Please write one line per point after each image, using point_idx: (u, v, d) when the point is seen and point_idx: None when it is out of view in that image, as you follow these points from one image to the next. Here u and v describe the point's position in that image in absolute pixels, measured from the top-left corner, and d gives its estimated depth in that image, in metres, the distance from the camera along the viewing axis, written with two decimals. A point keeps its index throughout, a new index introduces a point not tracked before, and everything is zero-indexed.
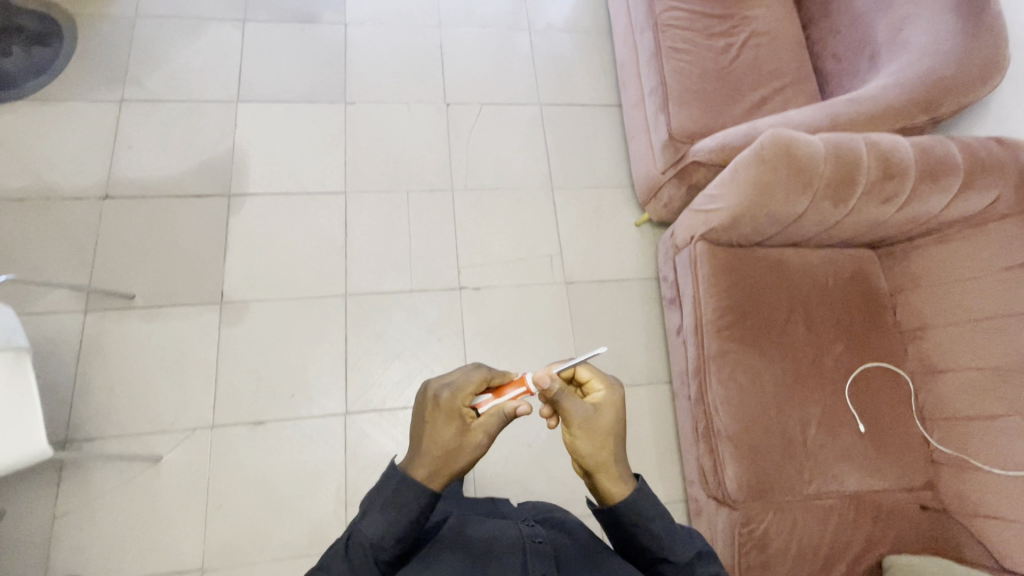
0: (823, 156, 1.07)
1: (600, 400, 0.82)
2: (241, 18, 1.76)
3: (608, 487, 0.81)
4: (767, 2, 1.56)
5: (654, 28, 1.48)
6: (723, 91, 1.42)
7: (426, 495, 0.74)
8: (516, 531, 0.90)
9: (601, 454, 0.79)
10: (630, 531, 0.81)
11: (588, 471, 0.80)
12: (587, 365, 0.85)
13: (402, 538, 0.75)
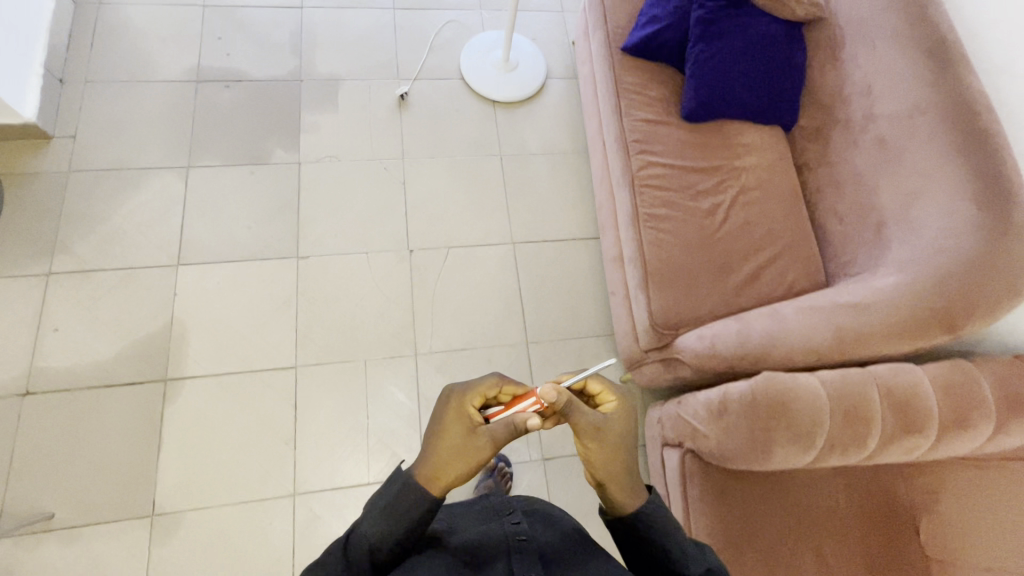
0: (826, 409, 0.90)
1: (615, 409, 0.84)
2: (185, 164, 1.62)
3: (624, 495, 0.80)
4: (758, 146, 1.40)
5: (631, 188, 1.33)
6: (710, 264, 1.26)
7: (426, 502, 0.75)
8: (496, 533, 0.85)
9: (615, 465, 0.79)
10: (642, 545, 0.81)
11: (602, 482, 0.80)
12: (596, 377, 0.88)
13: (398, 540, 0.76)
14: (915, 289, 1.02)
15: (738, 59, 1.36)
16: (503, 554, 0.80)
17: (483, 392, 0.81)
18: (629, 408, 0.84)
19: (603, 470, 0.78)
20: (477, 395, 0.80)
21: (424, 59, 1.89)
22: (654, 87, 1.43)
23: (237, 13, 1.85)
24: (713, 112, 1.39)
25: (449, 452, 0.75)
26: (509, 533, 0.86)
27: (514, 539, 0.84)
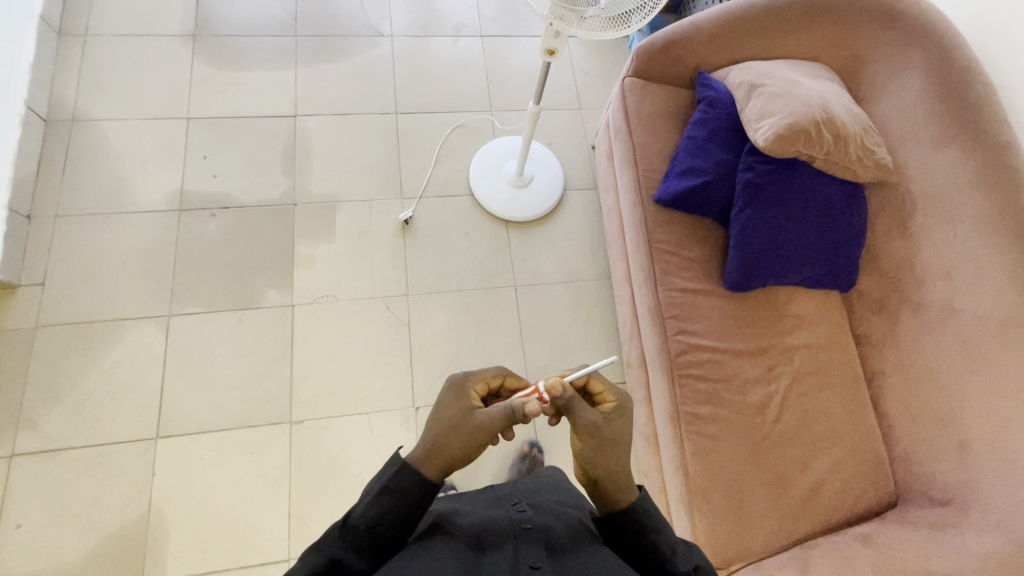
0: None
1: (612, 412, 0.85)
2: (166, 313, 1.46)
3: (618, 489, 0.82)
4: (811, 318, 1.23)
5: (669, 376, 1.16)
6: (763, 479, 1.09)
7: (418, 482, 0.77)
8: (502, 522, 0.83)
9: (609, 461, 0.81)
10: (631, 543, 0.82)
11: (599, 476, 0.82)
12: (597, 376, 0.88)
13: (395, 520, 0.76)
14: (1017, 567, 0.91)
15: (792, 223, 1.18)
16: (510, 543, 0.78)
17: (487, 380, 0.88)
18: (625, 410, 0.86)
19: (599, 464, 0.81)
20: (480, 382, 0.87)
21: (429, 173, 1.73)
22: (694, 246, 1.26)
23: (224, 126, 1.69)
24: (761, 279, 1.20)
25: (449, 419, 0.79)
26: (515, 520, 0.84)
27: (520, 526, 0.82)
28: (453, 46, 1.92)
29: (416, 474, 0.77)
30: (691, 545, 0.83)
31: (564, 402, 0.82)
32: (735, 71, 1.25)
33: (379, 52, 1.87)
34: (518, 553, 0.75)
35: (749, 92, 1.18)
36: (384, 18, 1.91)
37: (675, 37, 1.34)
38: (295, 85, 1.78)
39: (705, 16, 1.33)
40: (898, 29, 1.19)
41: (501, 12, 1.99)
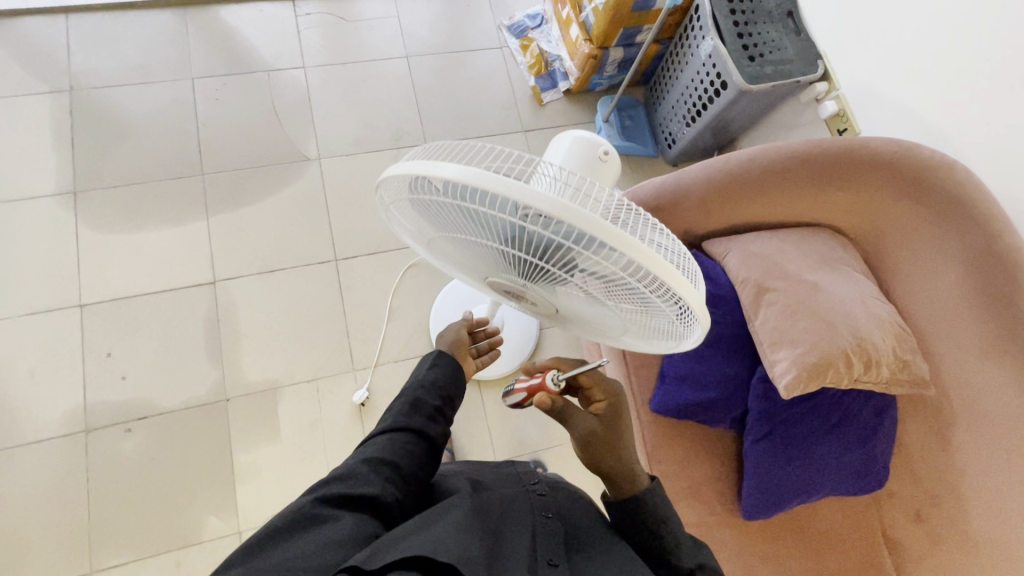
0: None
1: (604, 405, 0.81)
2: (85, 571, 1.22)
3: (622, 479, 0.78)
4: (841, 538, 1.07)
5: None
6: None
7: (448, 358, 0.95)
8: (521, 503, 0.76)
9: (608, 456, 0.78)
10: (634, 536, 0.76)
11: (602, 472, 0.79)
12: (589, 371, 0.81)
13: (450, 383, 0.91)
14: None
15: (814, 446, 1.00)
16: (529, 530, 0.70)
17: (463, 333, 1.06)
18: (619, 398, 0.82)
19: (597, 459, 0.78)
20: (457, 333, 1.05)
21: (382, 332, 1.49)
22: (701, 464, 1.07)
23: (128, 309, 1.41)
24: (783, 507, 1.00)
25: (450, 327, 1.03)
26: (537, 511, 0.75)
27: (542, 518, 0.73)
28: (393, 160, 1.63)
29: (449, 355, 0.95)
30: (702, 543, 0.77)
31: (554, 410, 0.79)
32: (736, 257, 1.04)
33: (305, 182, 1.58)
34: (535, 542, 0.69)
35: (757, 298, 0.98)
36: (307, 136, 1.62)
37: (658, 203, 1.10)
38: (208, 241, 1.49)
39: (693, 176, 1.09)
40: (929, 203, 0.99)
41: (445, 110, 1.71)
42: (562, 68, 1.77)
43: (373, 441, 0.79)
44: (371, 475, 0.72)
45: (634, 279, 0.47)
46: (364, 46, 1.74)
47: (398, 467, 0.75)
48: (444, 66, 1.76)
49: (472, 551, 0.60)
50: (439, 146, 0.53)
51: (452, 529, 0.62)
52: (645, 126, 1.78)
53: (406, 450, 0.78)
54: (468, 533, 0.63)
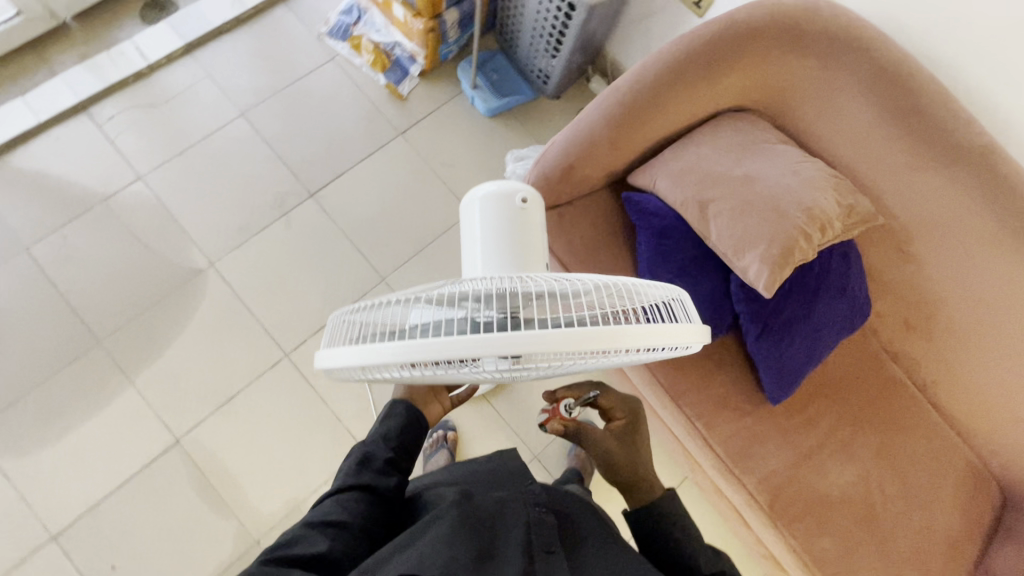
0: None
1: (622, 422, 0.80)
2: None
3: (637, 485, 0.76)
4: (856, 373, 1.15)
5: (776, 523, 1.06)
6: (906, 564, 1.06)
7: (401, 414, 0.77)
8: (518, 502, 0.69)
9: (626, 470, 0.76)
10: (656, 540, 0.73)
11: (620, 485, 0.78)
12: (603, 391, 0.78)
13: (410, 436, 0.77)
14: None
15: (806, 315, 1.04)
16: (524, 521, 0.64)
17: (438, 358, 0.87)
18: (636, 413, 0.81)
19: (614, 473, 0.77)
20: None
21: (370, 399, 1.42)
22: (718, 376, 1.11)
23: (106, 514, 1.28)
24: (801, 377, 1.05)
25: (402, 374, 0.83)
26: (533, 502, 0.69)
27: (539, 510, 0.68)
28: (287, 228, 1.49)
29: (403, 408, 0.78)
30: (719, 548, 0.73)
31: (572, 434, 0.76)
32: (666, 181, 1.03)
33: (212, 295, 1.43)
34: (527, 534, 0.62)
35: (703, 213, 0.98)
36: (187, 247, 1.45)
37: (573, 162, 1.06)
38: (147, 403, 1.35)
39: (591, 120, 1.05)
40: (812, 51, 1.00)
41: (313, 151, 1.56)
42: (405, 51, 1.62)
43: (322, 498, 0.70)
44: (321, 537, 0.63)
45: (615, 354, 0.50)
46: (194, 124, 1.54)
47: (352, 525, 0.66)
48: (288, 105, 1.59)
49: (458, 560, 0.55)
50: (374, 314, 0.55)
51: (435, 548, 0.56)
52: (513, 72, 1.68)
53: (361, 505, 0.69)
54: (455, 541, 0.57)
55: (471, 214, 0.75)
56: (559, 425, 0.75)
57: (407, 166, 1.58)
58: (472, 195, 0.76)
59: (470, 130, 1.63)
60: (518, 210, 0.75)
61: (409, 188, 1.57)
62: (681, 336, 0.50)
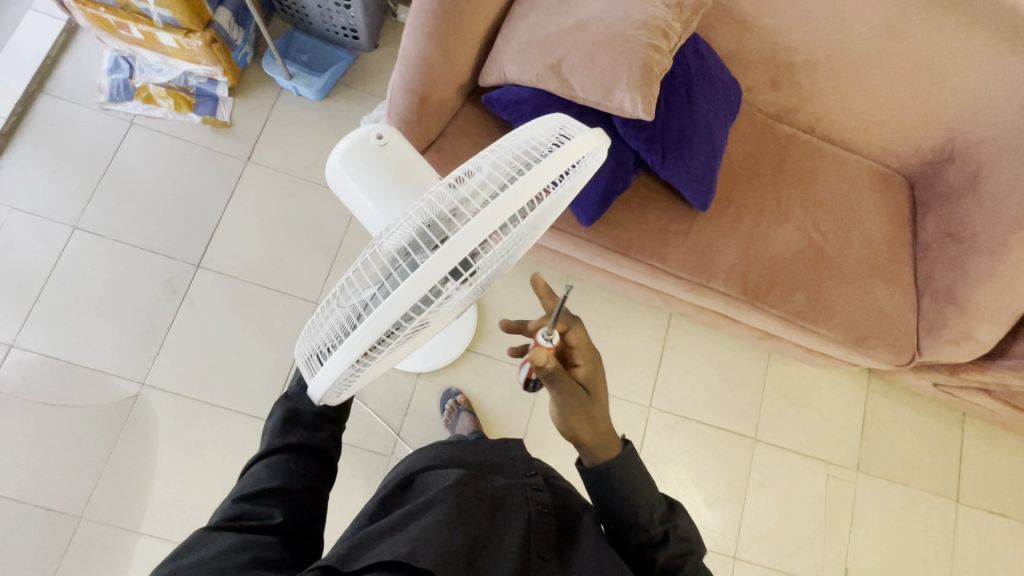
0: None
1: (586, 372, 0.73)
2: None
3: (596, 447, 0.74)
4: (754, 146, 1.24)
5: (754, 302, 1.17)
6: (864, 274, 1.20)
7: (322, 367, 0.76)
8: (521, 490, 0.72)
9: (581, 426, 0.72)
10: (615, 503, 0.73)
11: (574, 439, 0.74)
12: (575, 327, 0.71)
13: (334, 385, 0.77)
14: (1010, 142, 1.13)
15: (694, 120, 1.08)
16: (522, 517, 0.66)
17: None
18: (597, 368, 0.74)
19: (573, 426, 0.72)
20: None
21: (371, 413, 1.40)
22: (649, 213, 1.16)
23: None
24: (713, 177, 1.11)
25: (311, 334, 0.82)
26: (533, 496, 0.72)
27: (538, 506, 0.70)
28: (194, 307, 1.39)
29: None
30: (680, 517, 0.74)
31: (547, 372, 0.68)
32: (513, 65, 1.01)
33: (161, 412, 1.32)
34: (526, 531, 0.65)
35: (561, 76, 0.98)
36: (105, 382, 1.32)
37: (423, 91, 1.04)
38: (165, 545, 1.25)
39: (414, 44, 1.00)
40: None
41: (171, 223, 1.43)
42: (201, 77, 1.47)
43: (251, 465, 0.70)
44: (259, 503, 0.64)
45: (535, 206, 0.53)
46: (30, 264, 1.36)
47: (289, 486, 0.67)
48: (116, 193, 1.43)
49: (455, 547, 0.58)
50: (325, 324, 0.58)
51: (430, 532, 0.58)
52: (319, 44, 1.56)
53: (295, 467, 0.69)
54: (456, 529, 0.59)
55: (341, 184, 0.71)
56: (543, 359, 0.67)
57: (273, 186, 1.48)
58: (331, 164, 0.71)
59: (311, 120, 1.53)
60: (377, 148, 0.70)
61: (287, 207, 1.48)
62: (583, 143, 0.53)
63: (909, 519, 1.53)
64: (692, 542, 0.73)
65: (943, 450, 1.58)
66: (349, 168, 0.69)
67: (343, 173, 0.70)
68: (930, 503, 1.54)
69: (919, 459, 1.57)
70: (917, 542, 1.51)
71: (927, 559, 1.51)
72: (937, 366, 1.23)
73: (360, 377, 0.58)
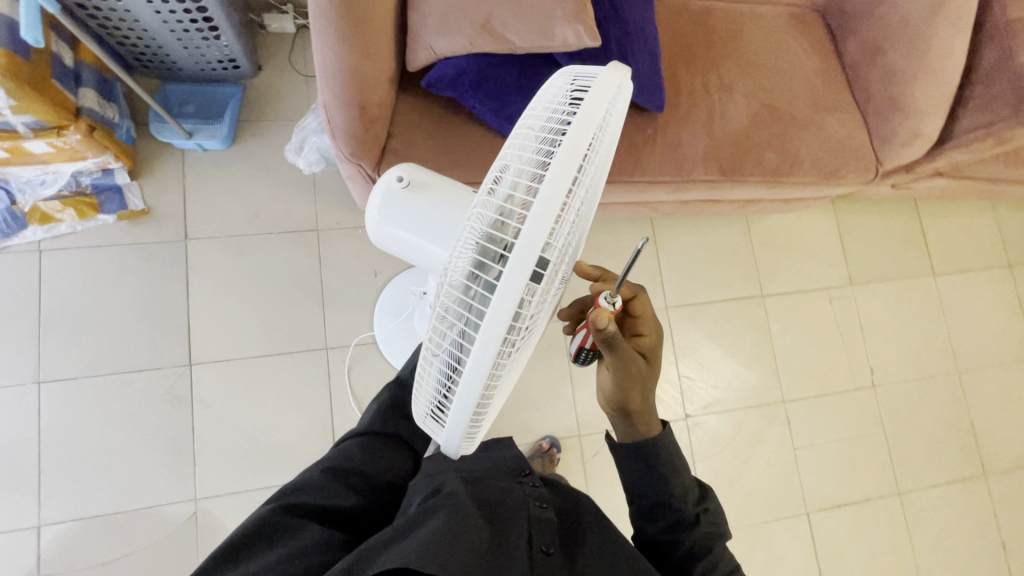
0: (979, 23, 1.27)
1: (647, 342, 0.76)
2: None
3: (640, 419, 0.75)
4: (680, 33, 1.26)
5: (733, 178, 1.23)
6: (815, 115, 1.27)
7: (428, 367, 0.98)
8: (524, 496, 0.74)
9: (634, 396, 0.73)
10: (651, 484, 0.75)
11: (624, 410, 0.74)
12: (643, 296, 0.77)
13: None
14: None
15: (627, 30, 1.08)
16: (525, 518, 0.68)
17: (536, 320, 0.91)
18: (656, 344, 0.77)
19: (627, 395, 0.72)
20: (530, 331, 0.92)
21: None
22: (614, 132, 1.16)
23: None
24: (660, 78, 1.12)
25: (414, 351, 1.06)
26: (530, 497, 0.75)
27: (535, 505, 0.73)
28: (208, 405, 1.31)
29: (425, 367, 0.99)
30: (706, 496, 0.78)
31: (607, 337, 0.64)
32: (441, 40, 0.96)
33: (229, 516, 1.27)
34: (531, 534, 0.66)
35: (494, 33, 0.94)
36: (156, 514, 1.25)
37: (362, 100, 0.96)
38: None
39: (328, 56, 0.91)
40: None
41: (139, 334, 1.32)
42: (91, 171, 1.28)
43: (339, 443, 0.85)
44: (334, 486, 0.75)
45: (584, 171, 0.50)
46: (12, 439, 1.23)
47: (361, 478, 0.78)
48: (65, 329, 1.29)
49: (469, 546, 0.57)
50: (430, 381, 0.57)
51: (439, 532, 0.57)
52: (200, 89, 1.42)
53: (371, 456, 0.82)
54: (465, 531, 0.58)
55: (381, 234, 0.76)
56: (606, 321, 0.63)
57: (225, 254, 1.37)
58: (370, 220, 0.76)
59: (230, 171, 1.41)
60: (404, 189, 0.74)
61: (251, 269, 1.38)
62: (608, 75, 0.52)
63: (904, 307, 1.73)
64: (718, 524, 0.76)
65: (911, 239, 1.77)
66: (385, 212, 0.74)
67: (384, 224, 0.75)
68: (916, 286, 1.74)
69: (895, 253, 1.75)
70: (915, 322, 1.72)
71: (928, 332, 1.72)
72: (896, 169, 1.35)
73: (488, 417, 0.57)
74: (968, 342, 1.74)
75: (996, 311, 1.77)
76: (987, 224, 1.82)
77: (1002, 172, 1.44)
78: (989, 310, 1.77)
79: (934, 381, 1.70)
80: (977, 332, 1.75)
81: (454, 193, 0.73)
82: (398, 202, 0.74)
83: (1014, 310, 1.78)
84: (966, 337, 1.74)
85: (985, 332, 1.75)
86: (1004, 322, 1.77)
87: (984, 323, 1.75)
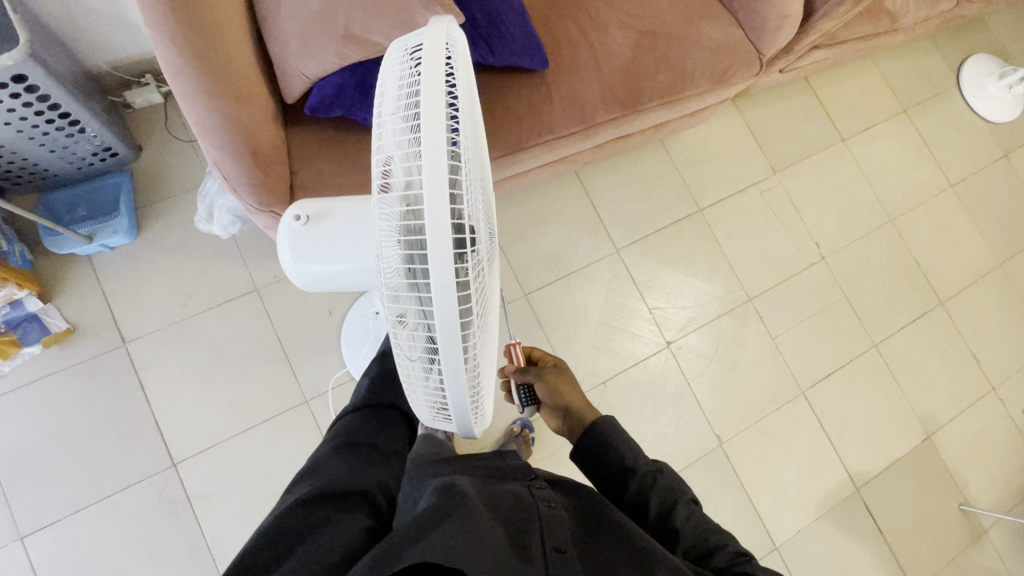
0: None
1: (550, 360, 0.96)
2: None
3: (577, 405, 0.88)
4: None
5: (635, 110, 1.26)
6: (689, 26, 1.31)
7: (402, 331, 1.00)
8: (532, 492, 0.73)
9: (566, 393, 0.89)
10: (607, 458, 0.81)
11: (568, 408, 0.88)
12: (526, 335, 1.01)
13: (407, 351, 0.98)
14: None
15: (488, 1, 1.08)
16: (538, 516, 0.67)
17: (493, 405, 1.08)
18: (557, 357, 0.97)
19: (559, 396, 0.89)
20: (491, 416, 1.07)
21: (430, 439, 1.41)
22: (510, 100, 1.17)
23: None
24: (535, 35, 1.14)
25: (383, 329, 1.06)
26: (540, 493, 0.73)
27: (545, 501, 0.71)
28: (209, 497, 1.26)
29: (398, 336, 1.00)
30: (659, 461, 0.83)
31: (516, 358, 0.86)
32: (309, 62, 0.94)
33: None
34: (543, 529, 0.64)
35: (359, 41, 0.93)
36: None
37: (251, 145, 0.92)
38: None
39: (201, 111, 0.87)
40: None
41: (111, 453, 1.25)
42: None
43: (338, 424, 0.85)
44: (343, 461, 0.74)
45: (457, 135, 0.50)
46: None
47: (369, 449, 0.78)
48: (32, 476, 1.22)
49: (489, 545, 0.55)
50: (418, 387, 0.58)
51: (459, 532, 0.55)
52: (82, 188, 1.33)
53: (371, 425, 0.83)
54: (484, 531, 0.57)
55: (305, 275, 0.74)
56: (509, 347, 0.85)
57: (172, 344, 1.32)
58: (288, 268, 0.75)
59: (146, 261, 1.35)
60: (308, 225, 0.73)
61: (204, 349, 1.33)
62: (436, 34, 0.51)
63: (827, 177, 1.82)
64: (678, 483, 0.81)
65: (814, 115, 1.86)
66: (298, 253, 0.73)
67: (306, 269, 0.73)
68: (831, 156, 1.84)
69: (804, 131, 1.84)
70: (841, 188, 1.83)
71: (854, 193, 1.83)
72: (779, 53, 1.41)
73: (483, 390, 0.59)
74: (892, 190, 1.86)
75: (906, 155, 1.89)
76: (874, 81, 1.93)
77: (870, 27, 1.53)
78: (900, 156, 1.89)
79: (874, 235, 1.81)
80: (896, 180, 1.87)
81: (355, 209, 0.73)
82: (304, 236, 0.73)
83: (922, 148, 1.91)
84: (889, 186, 1.86)
85: (902, 177, 1.87)
86: (915, 162, 1.90)
87: (899, 169, 1.88)
